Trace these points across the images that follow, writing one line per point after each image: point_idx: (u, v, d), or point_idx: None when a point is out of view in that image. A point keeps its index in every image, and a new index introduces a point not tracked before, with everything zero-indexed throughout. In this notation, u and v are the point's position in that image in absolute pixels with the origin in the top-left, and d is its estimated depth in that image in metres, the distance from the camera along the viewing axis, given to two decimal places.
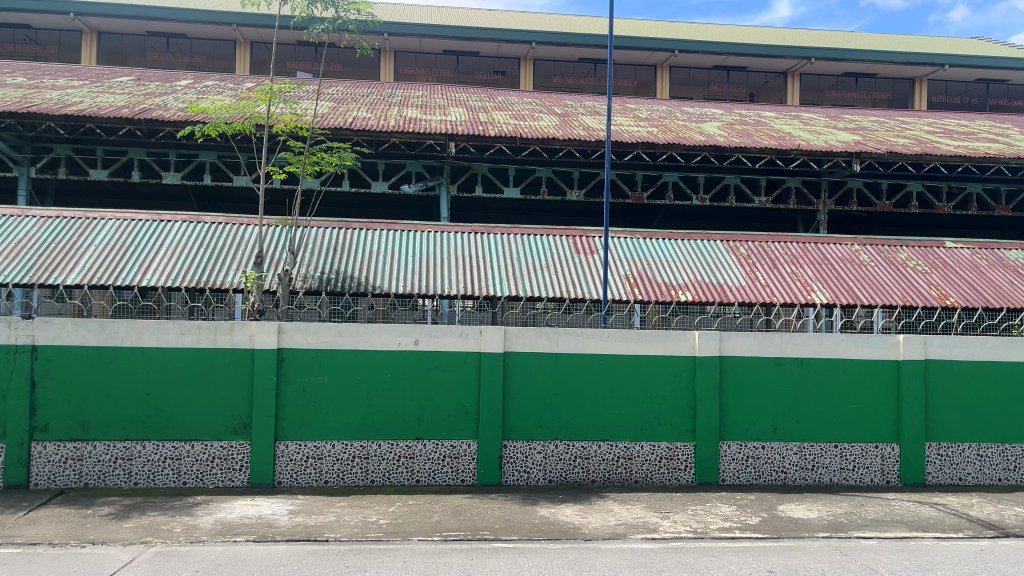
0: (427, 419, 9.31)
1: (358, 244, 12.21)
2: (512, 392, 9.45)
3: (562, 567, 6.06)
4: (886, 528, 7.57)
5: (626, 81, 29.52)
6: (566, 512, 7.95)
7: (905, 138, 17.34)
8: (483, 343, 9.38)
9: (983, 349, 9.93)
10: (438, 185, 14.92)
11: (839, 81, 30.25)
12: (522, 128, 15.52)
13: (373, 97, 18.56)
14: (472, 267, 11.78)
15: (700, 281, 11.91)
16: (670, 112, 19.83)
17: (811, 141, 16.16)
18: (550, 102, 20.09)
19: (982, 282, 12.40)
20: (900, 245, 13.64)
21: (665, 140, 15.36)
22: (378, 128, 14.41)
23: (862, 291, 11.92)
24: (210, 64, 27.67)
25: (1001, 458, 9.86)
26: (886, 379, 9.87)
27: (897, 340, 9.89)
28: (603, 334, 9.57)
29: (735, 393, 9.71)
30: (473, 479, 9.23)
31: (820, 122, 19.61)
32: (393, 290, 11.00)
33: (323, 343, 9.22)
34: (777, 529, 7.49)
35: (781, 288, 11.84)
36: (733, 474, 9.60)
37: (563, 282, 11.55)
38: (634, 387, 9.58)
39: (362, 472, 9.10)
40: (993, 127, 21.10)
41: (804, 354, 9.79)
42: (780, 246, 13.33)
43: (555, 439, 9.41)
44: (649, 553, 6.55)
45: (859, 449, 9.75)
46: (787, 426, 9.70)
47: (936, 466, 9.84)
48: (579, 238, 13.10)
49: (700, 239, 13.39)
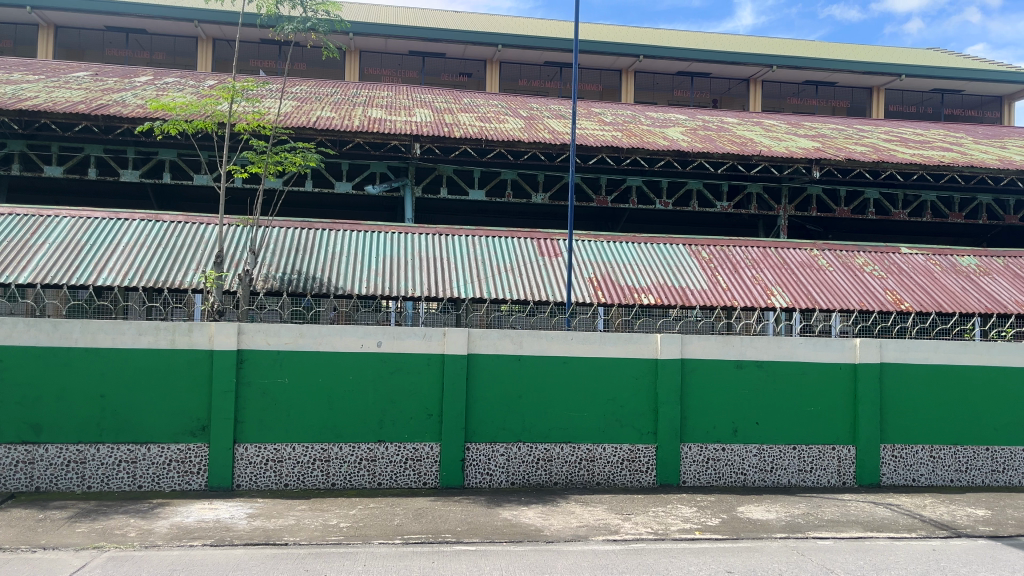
0: (389, 421, 9.25)
1: (320, 244, 12.10)
2: (476, 394, 9.43)
3: (522, 568, 6.10)
4: (841, 528, 7.70)
5: (592, 85, 29.65)
6: (528, 514, 7.95)
7: (863, 146, 17.71)
8: (446, 345, 9.36)
9: (936, 352, 10.17)
10: (403, 186, 14.87)
11: (801, 89, 30.73)
12: (488, 130, 15.54)
13: (337, 96, 18.41)
14: (437, 268, 11.76)
15: (662, 284, 12.04)
16: (635, 116, 20.01)
17: (773, 147, 16.42)
18: (516, 105, 20.08)
19: (936, 287, 12.70)
20: (858, 251, 13.91)
21: (630, 144, 15.45)
22: (342, 128, 14.31)
23: (821, 295, 12.13)
24: (171, 60, 27.24)
25: (953, 460, 10.11)
26: (843, 382, 10.04)
27: (854, 343, 10.07)
28: (566, 337, 9.61)
29: (696, 395, 9.81)
30: (435, 482, 9.20)
31: (781, 128, 19.96)
32: (356, 291, 10.93)
33: (284, 344, 9.10)
34: (736, 529, 7.58)
35: (741, 291, 12.03)
36: (693, 475, 9.70)
37: (528, 284, 11.59)
38: (597, 389, 9.63)
39: (323, 475, 9.00)
40: (947, 135, 21.66)
41: (764, 357, 9.93)
42: (740, 251, 13.52)
43: (517, 442, 9.41)
44: (610, 555, 6.58)
45: (816, 451, 9.92)
46: (747, 428, 9.82)
47: (890, 467, 10.04)
48: (544, 240, 13.17)
49: (663, 243, 13.51)
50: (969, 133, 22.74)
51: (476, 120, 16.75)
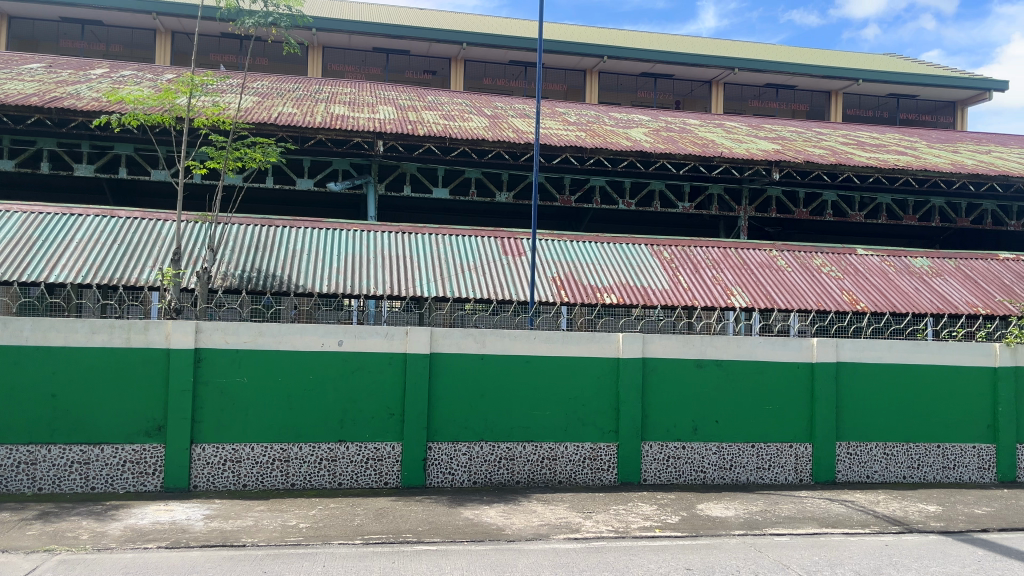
0: (350, 421, 9.17)
1: (281, 242, 11.96)
2: (438, 394, 9.40)
3: (483, 568, 6.07)
4: (797, 525, 7.82)
5: (556, 85, 29.75)
6: (489, 513, 7.94)
7: (821, 149, 18.03)
8: (409, 344, 9.32)
9: (890, 352, 10.37)
10: (366, 184, 14.76)
11: (762, 91, 31.17)
12: (452, 128, 15.50)
13: (300, 92, 18.22)
14: (399, 267, 11.70)
15: (624, 283, 12.12)
16: (598, 117, 20.11)
17: (734, 149, 16.63)
18: (480, 104, 20.06)
19: (890, 288, 12.96)
20: (815, 252, 14.15)
21: (593, 144, 15.53)
22: (304, 125, 14.16)
23: (780, 295, 12.32)
24: (128, 53, 26.72)
25: (906, 456, 10.33)
26: (800, 381, 10.20)
27: (812, 343, 10.24)
28: (529, 336, 9.63)
29: (656, 394, 9.89)
30: (396, 482, 9.15)
31: (741, 131, 20.24)
32: (317, 290, 10.81)
33: (243, 342, 8.98)
34: (695, 526, 7.67)
35: (702, 291, 12.15)
36: (654, 474, 9.77)
37: (491, 283, 11.58)
38: (559, 388, 9.67)
39: (282, 475, 8.89)
40: (903, 139, 22.14)
41: (723, 356, 10.05)
42: (701, 251, 13.66)
43: (480, 441, 9.40)
44: (571, 553, 6.61)
45: (774, 449, 10.07)
46: (707, 426, 9.94)
47: (845, 464, 10.21)
48: (507, 239, 13.17)
49: (625, 243, 13.60)
50: (923, 137, 23.27)
51: (439, 118, 16.69)
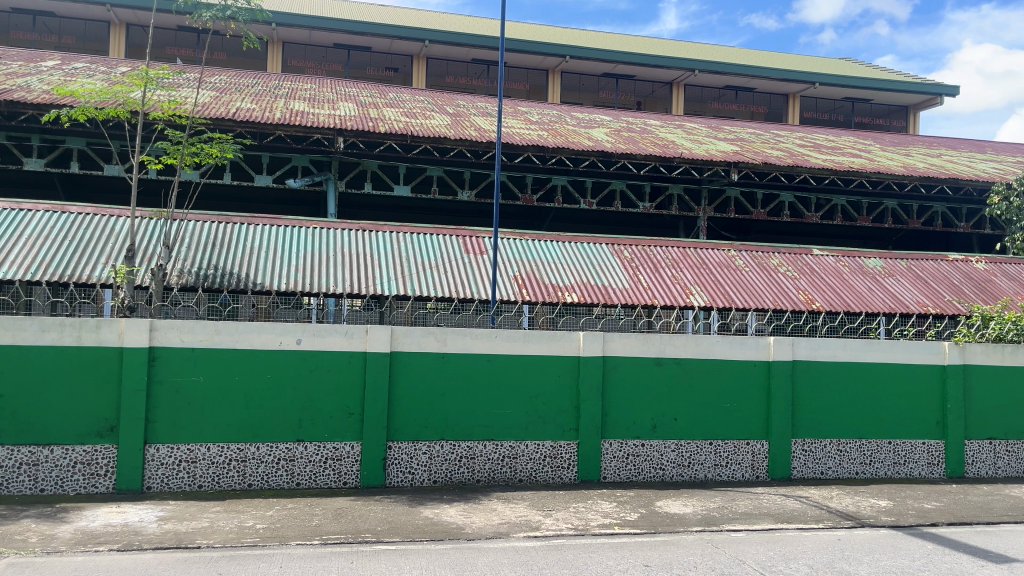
0: (309, 420, 9.08)
1: (239, 239, 11.80)
2: (398, 393, 9.35)
3: (443, 567, 6.04)
4: (753, 520, 7.94)
5: (519, 84, 29.79)
6: (449, 512, 7.92)
7: (779, 151, 18.33)
8: (369, 343, 9.25)
9: (844, 350, 10.59)
10: (326, 181, 14.64)
11: (721, 93, 31.54)
12: (413, 126, 15.43)
13: (258, 88, 17.97)
14: (360, 265, 11.62)
15: (585, 282, 12.19)
16: (560, 116, 20.18)
17: (693, 150, 16.81)
18: (442, 102, 19.99)
19: (845, 288, 13.22)
20: (773, 252, 14.37)
21: (555, 143, 15.60)
22: (263, 121, 13.99)
23: (737, 294, 12.49)
24: (81, 45, 26.13)
25: (858, 453, 10.54)
26: (757, 379, 10.36)
27: (768, 342, 10.40)
28: (490, 334, 9.63)
29: (616, 392, 9.96)
30: (356, 481, 9.09)
31: (701, 132, 20.47)
32: (275, 287, 10.68)
33: (199, 341, 8.84)
34: (653, 523, 7.74)
35: (661, 290, 12.27)
36: (614, 471, 9.85)
37: (453, 282, 11.56)
38: (520, 387, 9.68)
39: (239, 475, 8.78)
40: (857, 142, 22.59)
41: (682, 354, 10.16)
42: (661, 251, 13.79)
43: (440, 440, 9.38)
44: (530, 551, 6.63)
45: (731, 446, 10.21)
46: (665, 423, 10.04)
47: (800, 461, 10.39)
48: (469, 237, 13.15)
49: (586, 242, 13.68)
50: (877, 140, 23.76)
51: (401, 116, 16.61)
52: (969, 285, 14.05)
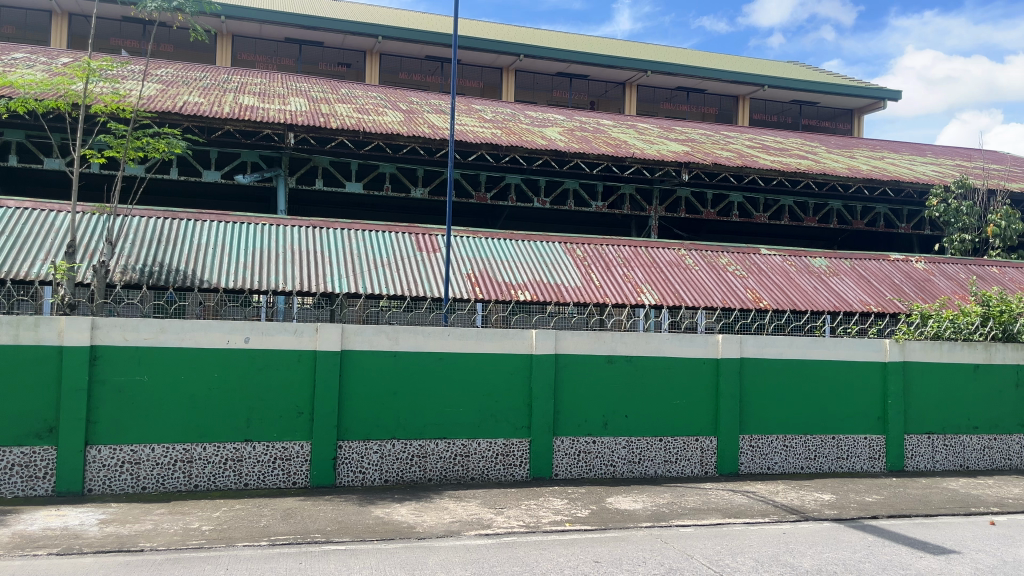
0: (257, 420, 8.94)
1: (186, 235, 11.57)
2: (348, 392, 9.26)
3: (394, 567, 6.00)
4: (702, 516, 8.07)
5: (472, 82, 29.74)
6: (401, 511, 7.89)
7: (728, 151, 18.63)
8: (319, 341, 9.15)
9: (790, 348, 10.82)
10: (276, 177, 14.44)
11: (673, 94, 31.92)
12: (365, 122, 15.30)
13: (207, 81, 17.63)
14: (310, 262, 11.48)
15: (538, 281, 12.24)
16: (514, 114, 20.22)
17: (645, 150, 16.99)
18: (395, 98, 19.85)
19: (791, 287, 13.50)
20: (722, 251, 14.61)
21: (508, 142, 15.62)
22: (211, 115, 13.72)
23: (687, 292, 12.67)
24: (21, 34, 25.32)
25: (804, 448, 10.78)
26: (706, 376, 10.52)
27: (717, 340, 10.56)
28: (442, 332, 9.60)
29: (568, 390, 10.01)
30: (305, 481, 8.98)
31: (653, 132, 20.69)
32: (223, 285, 10.49)
33: (144, 339, 8.64)
34: (604, 520, 7.80)
35: (613, 289, 12.38)
36: (565, 468, 9.91)
37: (405, 280, 11.50)
38: (473, 385, 9.68)
39: (184, 476, 8.60)
40: (804, 144, 23.09)
41: (633, 352, 10.26)
42: (612, 249, 13.91)
43: (392, 439, 9.32)
44: (482, 549, 6.63)
45: (680, 442, 10.35)
46: (616, 419, 10.13)
47: (748, 456, 10.58)
48: (422, 235, 13.10)
49: (539, 241, 13.73)
50: (823, 142, 24.32)
51: (353, 112, 16.46)
52: (909, 284, 14.46)
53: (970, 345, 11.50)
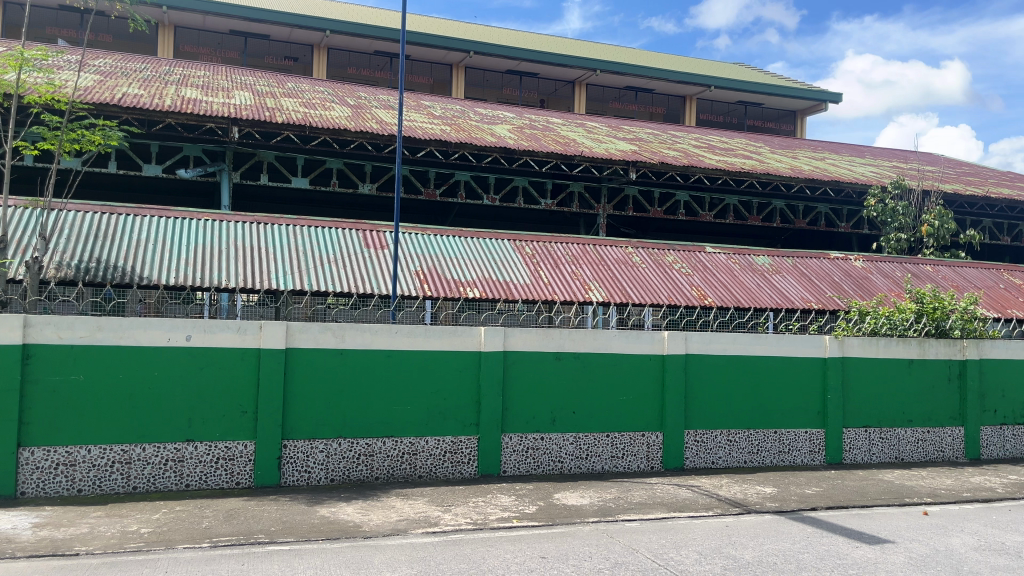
0: (199, 420, 8.75)
1: (125, 231, 11.27)
2: (293, 390, 9.14)
3: (339, 566, 5.94)
4: (647, 510, 8.17)
5: (422, 78, 29.59)
6: (347, 510, 7.82)
7: (675, 151, 18.88)
8: (263, 339, 9.00)
9: (734, 344, 11.00)
10: (219, 171, 14.16)
11: (622, 94, 32.21)
12: (312, 117, 15.09)
13: (147, 73, 17.19)
14: (254, 259, 11.28)
15: (487, 278, 12.24)
16: (463, 111, 20.16)
17: (594, 148, 17.11)
18: (343, 93, 19.63)
19: (735, 284, 13.74)
20: (668, 249, 14.80)
21: (457, 139, 15.57)
22: (151, 108, 13.38)
23: (634, 289, 12.80)
24: None
25: (747, 442, 11.00)
26: (652, 372, 10.65)
27: (662, 337, 10.70)
28: (389, 330, 9.53)
29: (516, 387, 10.04)
30: (249, 481, 8.83)
31: (602, 131, 20.86)
32: (163, 282, 10.25)
33: (79, 338, 8.39)
34: (552, 516, 7.84)
35: (561, 286, 12.45)
36: (513, 465, 9.93)
37: (352, 277, 11.39)
38: (421, 382, 9.64)
39: (123, 478, 8.38)
40: (749, 145, 23.52)
41: (580, 349, 10.33)
42: (561, 247, 13.97)
43: (338, 437, 9.23)
44: (429, 547, 6.60)
45: (627, 438, 10.46)
46: (565, 416, 10.19)
47: (692, 451, 10.75)
48: (370, 232, 12.98)
49: (488, 238, 13.73)
50: (767, 143, 24.80)
51: (299, 106, 16.23)
52: (849, 282, 14.86)
53: (905, 341, 11.88)
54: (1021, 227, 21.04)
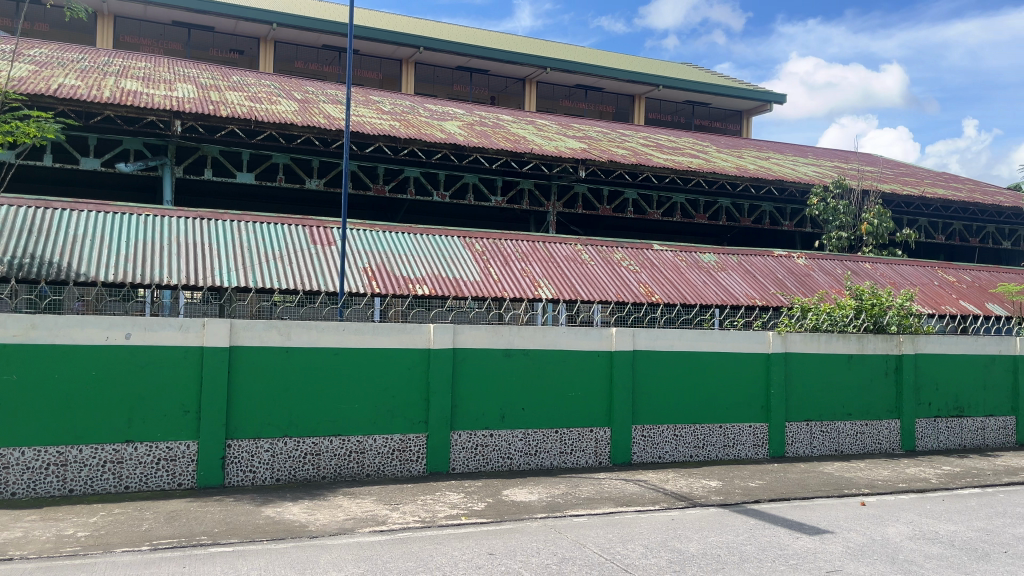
0: (139, 420, 8.54)
1: (62, 226, 10.94)
2: (237, 389, 8.98)
3: (283, 566, 5.86)
4: (595, 505, 8.24)
5: (371, 73, 29.32)
6: (292, 510, 7.72)
7: (623, 149, 19.06)
8: (206, 337, 8.82)
9: (680, 340, 11.16)
10: (161, 166, 13.82)
11: (572, 92, 32.38)
12: (257, 111, 14.83)
13: (85, 64, 16.68)
14: (198, 255, 11.05)
15: (436, 275, 12.19)
16: (412, 107, 20.03)
17: (543, 146, 17.16)
18: (290, 87, 19.34)
19: (682, 281, 13.93)
20: (616, 247, 14.93)
21: (406, 134, 15.47)
22: (90, 100, 12.99)
23: (582, 287, 12.89)
24: None
25: (693, 437, 11.18)
26: (600, 369, 10.74)
27: (610, 333, 10.80)
28: (336, 328, 9.43)
29: (466, 384, 10.03)
30: (191, 483, 8.65)
31: (552, 128, 20.94)
32: (101, 279, 9.97)
33: (12, 336, 8.11)
34: (500, 512, 7.86)
35: (511, 283, 12.47)
36: (462, 462, 9.92)
37: (299, 274, 11.23)
38: (369, 379, 9.56)
39: (58, 481, 8.13)
40: (695, 144, 23.86)
41: (529, 346, 10.37)
42: (511, 244, 13.99)
43: (284, 437, 9.10)
44: (376, 545, 6.55)
45: (576, 433, 10.53)
46: (514, 413, 10.22)
47: (640, 446, 10.88)
48: (316, 228, 12.82)
49: (437, 235, 13.68)
50: (714, 142, 25.20)
51: (244, 100, 15.94)
52: (791, 279, 15.20)
53: (845, 337, 12.19)
54: (955, 226, 21.78)
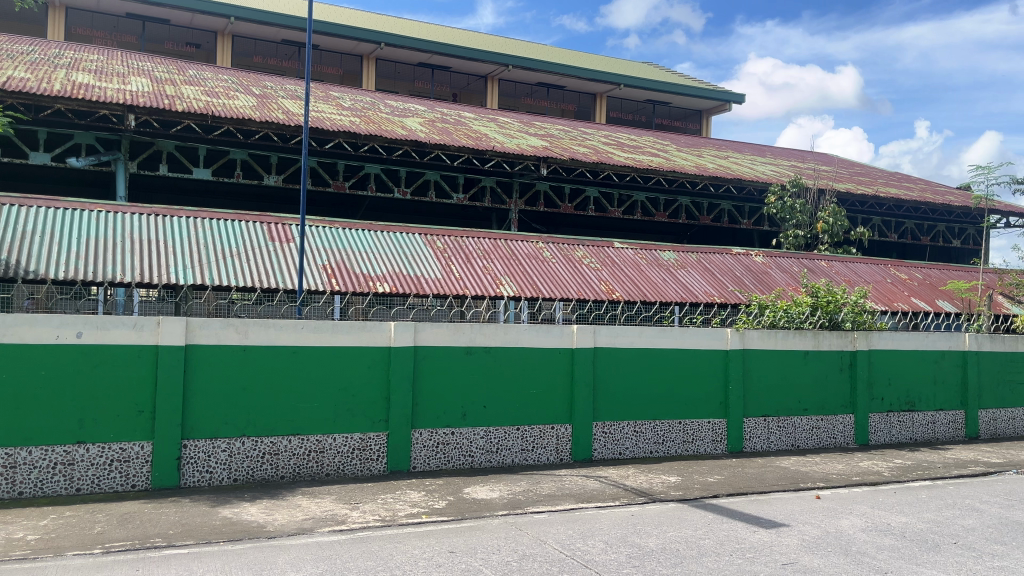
0: (91, 420, 8.35)
1: (10, 222, 10.65)
2: (193, 389, 8.82)
3: (240, 567, 5.79)
4: (556, 502, 8.27)
5: (331, 69, 29.03)
6: (250, 510, 7.62)
7: (585, 147, 19.14)
8: (161, 335, 8.66)
9: (641, 337, 11.26)
10: (115, 161, 13.53)
11: (533, 90, 32.42)
12: (214, 106, 14.59)
13: (35, 56, 16.25)
14: (152, 252, 10.84)
15: (397, 273, 12.11)
16: (373, 103, 19.88)
17: (505, 143, 17.15)
18: (248, 82, 19.06)
19: (642, 279, 14.03)
20: (577, 245, 14.98)
21: (367, 131, 15.34)
22: (39, 93, 12.66)
23: (544, 284, 12.91)
24: None
25: (653, 433, 11.28)
26: (561, 367, 10.77)
27: (572, 330, 10.85)
28: (295, 326, 9.32)
29: (427, 382, 9.99)
30: (146, 484, 8.49)
31: (513, 126, 20.95)
32: (51, 276, 9.73)
33: None
34: (461, 510, 7.84)
35: (473, 281, 12.44)
36: (424, 460, 9.88)
37: (256, 271, 11.08)
38: (328, 378, 9.48)
39: (7, 483, 7.92)
40: (656, 143, 24.07)
41: (491, 343, 10.37)
42: (472, 241, 13.96)
43: (241, 436, 8.97)
44: (335, 545, 6.49)
45: (537, 431, 10.56)
46: (475, 411, 10.21)
47: (601, 443, 10.93)
48: (275, 224, 12.66)
49: (398, 232, 13.59)
50: (674, 141, 25.43)
51: (201, 94, 15.66)
52: (750, 276, 15.42)
53: (801, 333, 12.40)
54: (907, 225, 22.28)
